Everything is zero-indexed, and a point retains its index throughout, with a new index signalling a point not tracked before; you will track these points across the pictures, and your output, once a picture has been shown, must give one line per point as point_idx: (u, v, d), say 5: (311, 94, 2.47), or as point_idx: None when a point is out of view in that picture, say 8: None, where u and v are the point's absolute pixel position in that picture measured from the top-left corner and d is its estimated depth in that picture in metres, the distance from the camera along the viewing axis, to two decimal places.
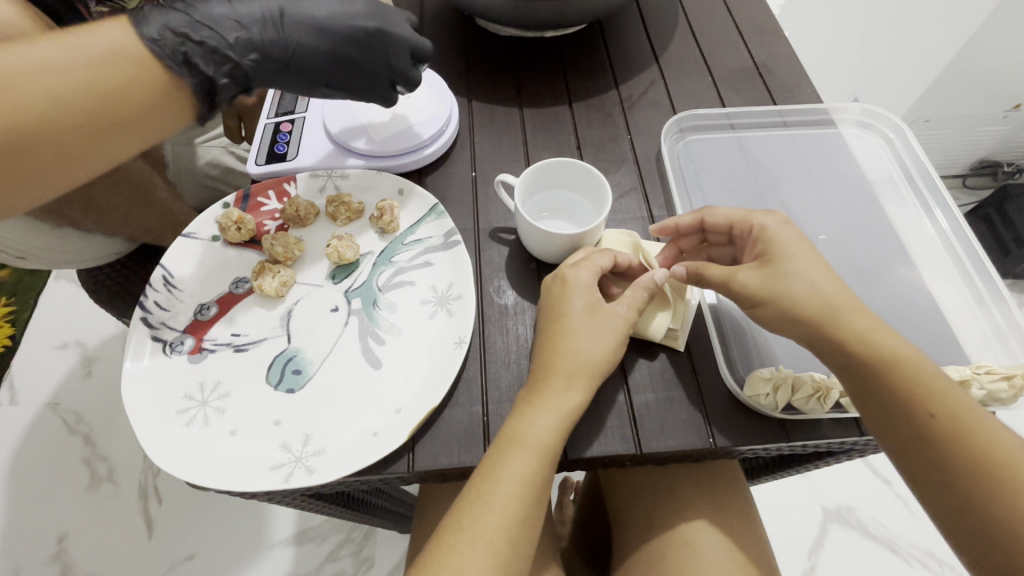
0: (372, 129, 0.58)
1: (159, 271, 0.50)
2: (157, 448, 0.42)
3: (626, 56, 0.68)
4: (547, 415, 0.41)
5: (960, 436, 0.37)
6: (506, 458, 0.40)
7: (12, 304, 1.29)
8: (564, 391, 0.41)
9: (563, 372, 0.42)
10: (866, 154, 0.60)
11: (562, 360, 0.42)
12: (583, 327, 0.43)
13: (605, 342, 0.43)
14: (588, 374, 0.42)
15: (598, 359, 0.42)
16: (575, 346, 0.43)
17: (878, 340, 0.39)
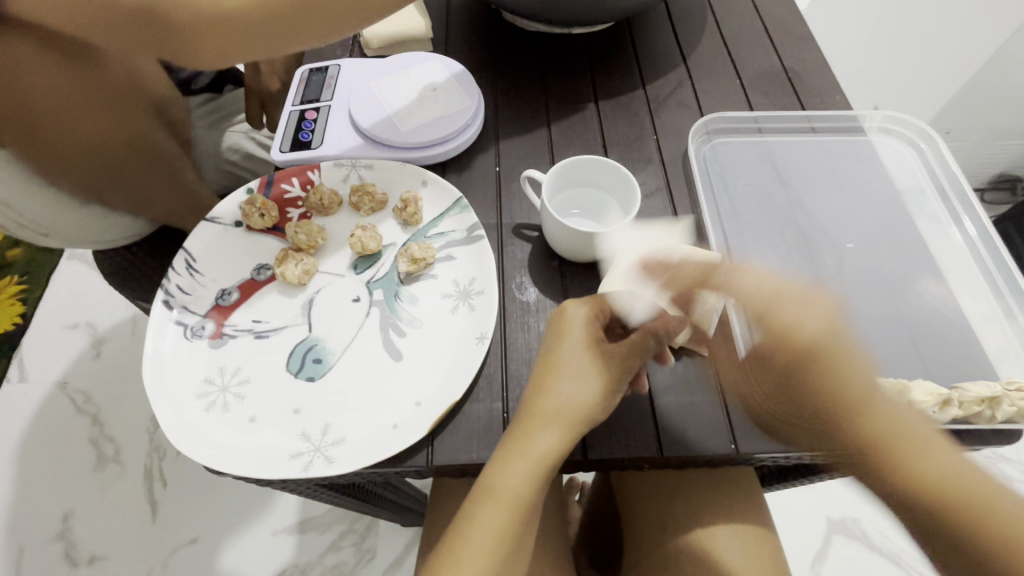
0: (399, 120, 0.57)
1: (182, 254, 0.49)
2: (176, 431, 0.41)
3: (654, 56, 0.68)
4: (522, 465, 0.40)
5: (983, 520, 0.33)
6: (480, 509, 0.40)
7: (24, 283, 1.30)
8: (541, 436, 0.40)
9: (541, 416, 0.41)
10: (895, 163, 0.59)
11: (548, 402, 0.41)
12: (573, 371, 0.42)
13: (593, 388, 0.41)
14: (568, 420, 0.41)
15: (583, 407, 0.41)
16: (560, 388, 0.41)
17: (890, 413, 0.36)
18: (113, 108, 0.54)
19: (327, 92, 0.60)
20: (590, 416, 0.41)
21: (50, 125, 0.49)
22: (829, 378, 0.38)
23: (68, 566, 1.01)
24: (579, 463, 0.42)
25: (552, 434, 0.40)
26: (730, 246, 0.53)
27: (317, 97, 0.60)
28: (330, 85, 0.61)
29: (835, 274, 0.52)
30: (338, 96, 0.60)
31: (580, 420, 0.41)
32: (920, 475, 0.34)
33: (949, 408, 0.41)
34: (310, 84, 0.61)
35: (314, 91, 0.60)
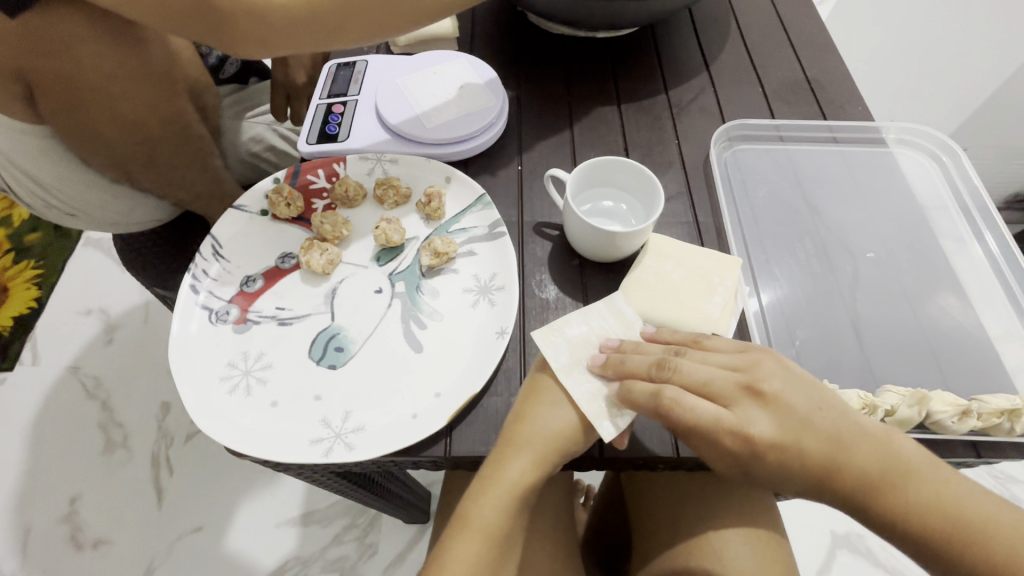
0: (424, 117, 0.58)
1: (209, 241, 0.50)
2: (200, 413, 0.42)
3: (677, 63, 0.68)
4: (497, 497, 0.40)
5: (976, 543, 0.35)
6: (454, 539, 0.40)
7: (40, 267, 1.31)
8: (513, 463, 0.40)
9: (514, 442, 0.41)
10: (916, 176, 0.59)
11: (524, 427, 0.41)
12: (546, 409, 0.42)
13: (580, 414, 0.42)
14: (542, 448, 0.41)
15: (557, 438, 0.41)
16: (537, 415, 0.42)
17: (878, 455, 0.37)
18: (154, 88, 0.54)
19: (354, 87, 0.61)
20: (568, 445, 0.41)
21: (92, 101, 0.51)
22: (810, 450, 0.37)
23: (73, 549, 1.02)
24: (595, 460, 0.43)
25: (522, 462, 0.40)
26: (750, 252, 0.54)
27: (345, 91, 0.61)
28: (357, 80, 0.62)
29: (854, 283, 0.52)
30: (364, 91, 0.61)
31: (555, 448, 0.41)
32: (907, 510, 0.36)
33: (969, 419, 0.42)
34: (337, 79, 0.62)
35: (341, 85, 0.61)
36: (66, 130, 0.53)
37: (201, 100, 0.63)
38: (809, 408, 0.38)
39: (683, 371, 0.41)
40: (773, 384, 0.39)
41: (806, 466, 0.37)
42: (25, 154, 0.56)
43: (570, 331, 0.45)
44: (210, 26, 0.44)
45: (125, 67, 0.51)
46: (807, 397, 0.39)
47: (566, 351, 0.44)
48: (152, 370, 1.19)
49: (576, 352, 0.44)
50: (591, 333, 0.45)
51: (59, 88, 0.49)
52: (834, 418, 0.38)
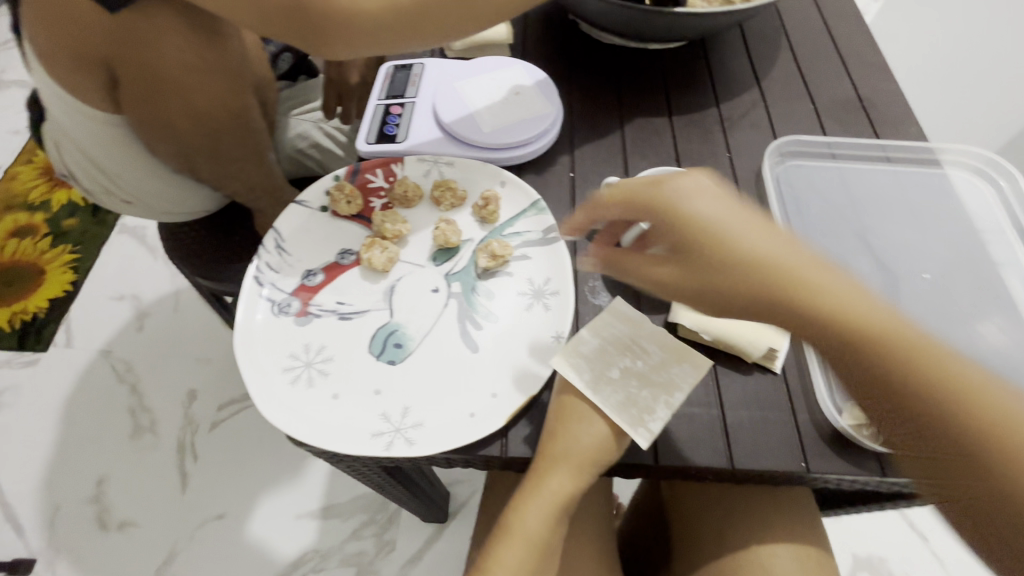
0: (481, 121, 0.59)
1: (272, 234, 0.52)
2: (265, 401, 0.43)
3: (728, 76, 0.69)
4: (539, 507, 0.41)
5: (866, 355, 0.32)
6: (501, 548, 0.42)
7: (77, 252, 1.35)
8: (550, 476, 0.41)
9: (550, 455, 0.41)
10: (971, 198, 0.59)
11: (559, 442, 0.41)
12: (578, 418, 0.41)
13: (608, 422, 0.41)
14: (578, 462, 0.41)
15: (591, 451, 0.40)
16: (570, 429, 0.41)
17: (879, 324, 0.32)
18: (228, 80, 0.55)
19: (411, 89, 0.62)
20: (602, 457, 0.41)
21: (169, 92, 0.52)
22: (780, 288, 0.33)
23: (99, 529, 1.04)
24: (650, 468, 0.43)
25: (561, 477, 0.41)
26: None
27: (402, 93, 0.62)
28: (414, 82, 0.63)
29: (908, 305, 0.52)
30: (422, 93, 0.62)
31: (590, 460, 0.41)
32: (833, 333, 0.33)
33: None
34: (395, 81, 0.63)
35: (399, 87, 0.63)
36: (141, 118, 0.54)
37: (265, 96, 0.65)
38: (799, 266, 0.34)
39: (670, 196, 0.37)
40: (761, 239, 0.34)
41: (783, 308, 0.34)
42: (95, 140, 0.58)
43: (585, 347, 0.43)
44: (306, 27, 0.45)
45: (203, 59, 0.52)
46: (791, 251, 0.34)
47: (589, 368, 0.42)
48: (182, 358, 1.21)
49: (597, 365, 0.42)
50: (606, 344, 0.43)
51: (140, 79, 0.51)
52: (850, 292, 0.33)
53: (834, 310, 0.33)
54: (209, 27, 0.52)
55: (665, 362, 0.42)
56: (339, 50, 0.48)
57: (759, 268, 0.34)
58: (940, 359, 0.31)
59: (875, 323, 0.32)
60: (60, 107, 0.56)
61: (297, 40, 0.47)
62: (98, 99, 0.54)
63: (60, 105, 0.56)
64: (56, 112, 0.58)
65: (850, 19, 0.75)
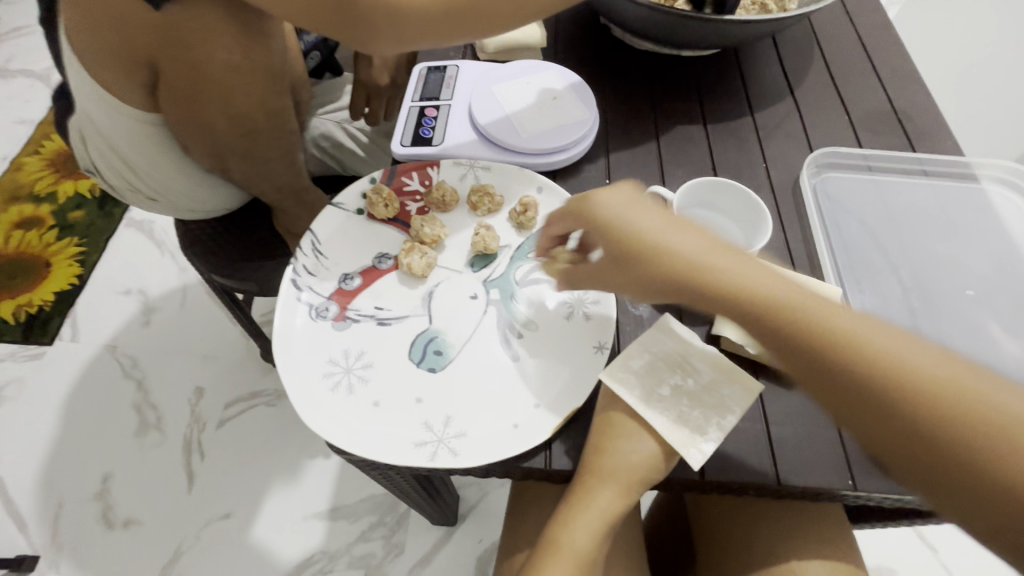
0: (518, 125, 0.59)
1: (308, 236, 0.51)
2: (305, 409, 0.42)
3: (761, 85, 0.68)
4: (587, 524, 0.41)
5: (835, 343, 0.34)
6: (548, 564, 0.42)
7: (84, 245, 1.33)
8: (599, 492, 0.41)
9: (599, 472, 0.41)
10: (1008, 214, 0.59)
11: (606, 459, 0.41)
12: (626, 436, 0.41)
13: (662, 441, 0.41)
14: (628, 478, 0.41)
15: (640, 468, 0.41)
16: (619, 446, 0.41)
17: (797, 303, 0.36)
18: (271, 81, 0.54)
19: (446, 91, 0.62)
20: (650, 474, 0.41)
21: (211, 93, 0.51)
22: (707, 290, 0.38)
23: (104, 526, 1.02)
24: (694, 483, 0.43)
25: (610, 494, 0.41)
26: (843, 280, 0.53)
27: (437, 95, 0.61)
28: (449, 85, 0.62)
29: (947, 321, 0.51)
30: (457, 95, 0.61)
31: (639, 477, 0.41)
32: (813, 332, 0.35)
33: None
34: (430, 82, 0.63)
35: (434, 89, 0.62)
36: (180, 118, 0.54)
37: (299, 95, 0.64)
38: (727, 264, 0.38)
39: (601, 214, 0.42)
40: (683, 241, 0.40)
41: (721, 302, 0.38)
42: (124, 135, 0.57)
43: (634, 362, 0.43)
44: (351, 20, 0.44)
45: (250, 60, 0.51)
46: (706, 247, 0.39)
47: (638, 386, 0.42)
48: (190, 354, 1.20)
49: (647, 382, 0.42)
50: (655, 359, 0.43)
51: (182, 78, 0.50)
52: (783, 290, 0.37)
53: (757, 300, 0.37)
54: (256, 28, 0.50)
55: (716, 382, 0.42)
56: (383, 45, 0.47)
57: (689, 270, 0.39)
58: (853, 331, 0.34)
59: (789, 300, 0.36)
60: (95, 105, 0.55)
61: (340, 34, 0.45)
62: (136, 95, 0.53)
63: (94, 101, 0.55)
64: (89, 109, 0.57)
65: (882, 30, 0.74)
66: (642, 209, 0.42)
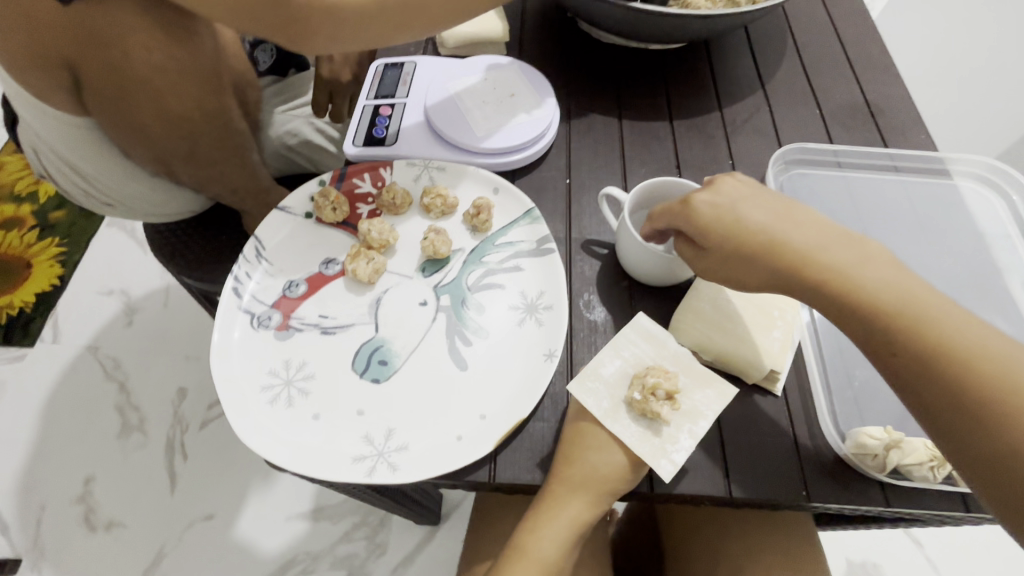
0: (474, 123, 0.57)
1: (252, 242, 0.50)
2: (243, 421, 0.41)
3: (731, 78, 0.66)
4: (554, 531, 0.41)
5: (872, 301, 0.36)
6: (512, 569, 0.41)
7: (65, 246, 1.31)
8: (567, 502, 0.40)
9: (569, 481, 0.40)
10: (980, 209, 0.57)
11: (576, 470, 0.40)
12: (598, 444, 0.40)
13: (631, 452, 0.40)
14: (597, 489, 0.40)
15: (612, 477, 0.40)
16: (589, 457, 0.40)
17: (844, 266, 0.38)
18: (204, 82, 0.54)
19: (402, 89, 0.60)
20: (620, 485, 0.40)
21: (140, 94, 0.51)
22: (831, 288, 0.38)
23: (86, 529, 1.00)
24: (643, 495, 0.41)
25: (580, 501, 0.40)
26: None
27: (392, 93, 0.60)
28: (405, 82, 0.60)
29: None
30: (413, 93, 0.60)
31: (608, 488, 0.40)
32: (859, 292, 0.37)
33: None
34: (385, 79, 0.61)
35: (389, 86, 0.60)
36: (110, 119, 0.53)
37: (245, 94, 0.64)
38: (839, 255, 0.38)
39: (691, 211, 0.42)
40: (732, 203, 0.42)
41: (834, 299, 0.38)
42: (63, 139, 0.56)
43: (606, 371, 0.42)
44: (274, 23, 0.43)
45: (174, 60, 0.51)
46: (805, 235, 0.40)
47: (607, 396, 0.41)
48: (171, 355, 1.18)
49: (616, 392, 0.41)
50: (628, 365, 0.42)
51: (106, 78, 0.50)
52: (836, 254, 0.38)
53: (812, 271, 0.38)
54: (179, 26, 0.50)
55: (689, 388, 0.41)
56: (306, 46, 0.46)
57: (801, 259, 0.39)
58: (956, 320, 0.35)
59: (911, 290, 0.36)
60: (31, 112, 0.54)
61: (263, 33, 0.44)
62: (63, 98, 0.52)
63: (30, 106, 0.54)
64: (25, 116, 0.56)
65: (858, 20, 0.72)
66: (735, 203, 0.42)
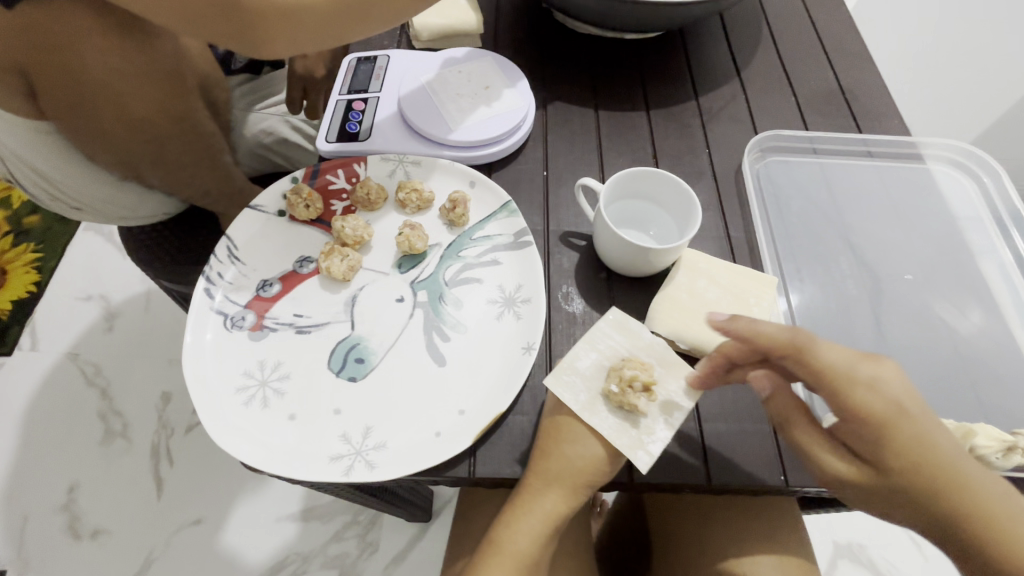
0: (449, 117, 0.56)
1: (224, 242, 0.49)
2: (217, 424, 0.41)
3: (707, 67, 0.66)
4: (531, 525, 0.41)
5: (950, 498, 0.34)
6: (489, 564, 0.41)
7: (40, 252, 1.28)
8: (544, 496, 0.40)
9: (545, 475, 0.40)
10: (952, 192, 0.58)
11: (553, 463, 0.40)
12: (575, 436, 0.40)
13: (608, 444, 0.40)
14: (573, 481, 0.40)
15: (590, 469, 0.40)
16: (565, 450, 0.40)
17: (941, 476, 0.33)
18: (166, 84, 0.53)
19: (375, 83, 0.59)
20: (596, 476, 0.40)
21: (101, 97, 0.50)
22: (940, 474, 0.33)
23: (70, 538, 0.99)
24: (622, 485, 0.42)
25: (556, 493, 0.40)
26: (782, 267, 0.52)
27: (366, 87, 0.59)
28: (378, 76, 0.59)
29: (888, 307, 0.50)
30: (386, 87, 0.59)
31: (584, 481, 0.40)
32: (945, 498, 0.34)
33: (1016, 453, 0.41)
34: (358, 74, 0.60)
35: (363, 80, 0.59)
36: (71, 126, 0.52)
37: (214, 95, 0.63)
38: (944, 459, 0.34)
39: (814, 344, 0.35)
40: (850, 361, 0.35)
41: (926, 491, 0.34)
42: (28, 144, 0.55)
43: (580, 364, 0.42)
44: (232, 27, 0.42)
45: (132, 63, 0.50)
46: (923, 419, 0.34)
47: (584, 390, 0.41)
48: (153, 360, 1.16)
49: (593, 386, 0.41)
50: (602, 357, 0.42)
51: (60, 85, 0.48)
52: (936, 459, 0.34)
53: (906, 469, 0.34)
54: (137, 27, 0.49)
55: (665, 378, 0.41)
56: (270, 51, 0.45)
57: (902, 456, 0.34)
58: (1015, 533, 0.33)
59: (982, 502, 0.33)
60: None
61: (222, 35, 0.43)
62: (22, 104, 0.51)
63: None
64: None
65: (831, 7, 0.72)
66: (854, 355, 0.35)
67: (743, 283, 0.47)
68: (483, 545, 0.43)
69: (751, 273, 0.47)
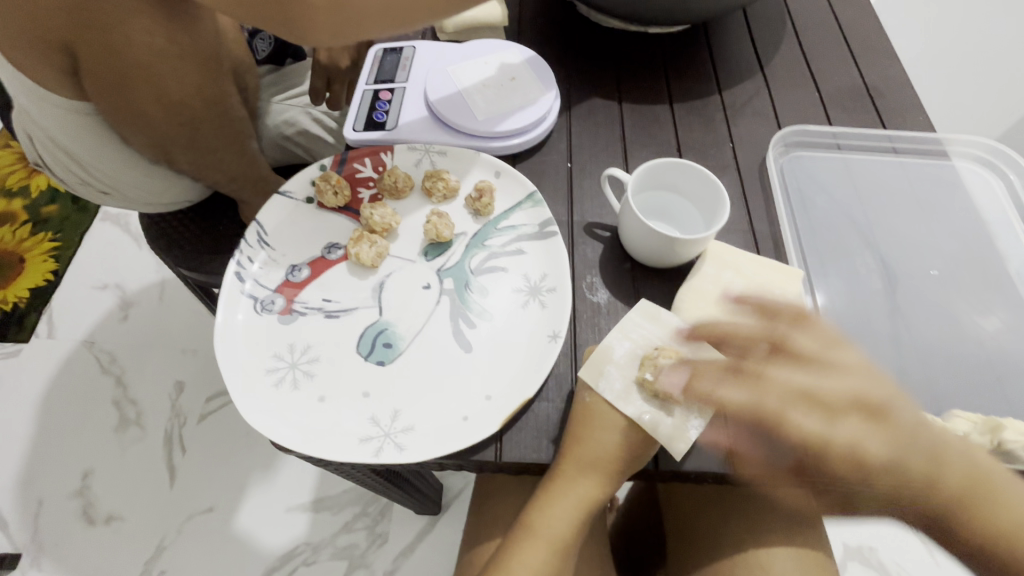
0: (475, 107, 0.56)
1: (254, 227, 0.49)
2: (249, 404, 0.41)
3: (730, 61, 0.66)
4: (565, 507, 0.42)
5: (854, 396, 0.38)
6: (521, 548, 0.42)
7: (57, 241, 1.29)
8: (578, 480, 0.41)
9: (576, 459, 0.41)
10: (977, 190, 0.58)
11: (585, 447, 0.40)
12: (610, 419, 0.40)
13: (641, 431, 0.40)
14: (605, 467, 0.41)
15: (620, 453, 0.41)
16: (597, 435, 0.40)
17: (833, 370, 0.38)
18: (202, 66, 0.54)
19: (401, 74, 0.60)
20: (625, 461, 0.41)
21: (137, 79, 0.50)
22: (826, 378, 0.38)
23: (85, 523, 1.00)
24: (649, 472, 0.42)
25: (590, 477, 0.41)
26: (807, 261, 0.52)
27: (392, 77, 0.59)
28: (404, 66, 0.60)
29: (911, 304, 0.50)
30: (412, 77, 0.59)
31: (615, 464, 0.41)
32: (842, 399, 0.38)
33: None
34: (384, 64, 0.61)
35: (388, 71, 0.60)
36: (107, 107, 0.53)
37: (243, 81, 0.64)
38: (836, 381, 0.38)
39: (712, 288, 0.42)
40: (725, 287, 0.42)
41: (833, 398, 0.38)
42: (60, 125, 0.56)
43: (616, 353, 0.42)
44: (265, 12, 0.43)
45: (170, 45, 0.51)
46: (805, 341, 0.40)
47: (617, 377, 0.41)
48: (168, 349, 1.17)
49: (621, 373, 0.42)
50: (636, 347, 0.42)
51: (101, 65, 0.49)
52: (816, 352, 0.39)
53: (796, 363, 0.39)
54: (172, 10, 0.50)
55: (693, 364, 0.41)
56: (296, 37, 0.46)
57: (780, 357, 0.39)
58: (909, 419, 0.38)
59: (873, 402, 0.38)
60: (29, 97, 0.54)
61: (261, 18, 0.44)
62: (59, 84, 0.51)
63: (26, 91, 0.54)
64: (25, 106, 0.56)
65: (857, 3, 0.72)
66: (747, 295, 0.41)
67: (765, 274, 0.47)
68: (511, 529, 0.44)
69: (775, 265, 0.47)
